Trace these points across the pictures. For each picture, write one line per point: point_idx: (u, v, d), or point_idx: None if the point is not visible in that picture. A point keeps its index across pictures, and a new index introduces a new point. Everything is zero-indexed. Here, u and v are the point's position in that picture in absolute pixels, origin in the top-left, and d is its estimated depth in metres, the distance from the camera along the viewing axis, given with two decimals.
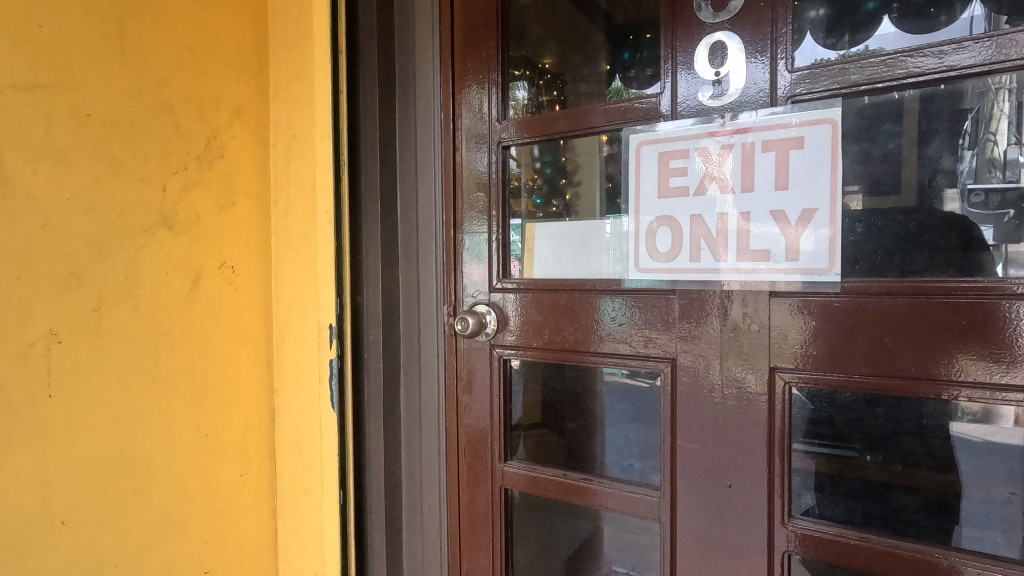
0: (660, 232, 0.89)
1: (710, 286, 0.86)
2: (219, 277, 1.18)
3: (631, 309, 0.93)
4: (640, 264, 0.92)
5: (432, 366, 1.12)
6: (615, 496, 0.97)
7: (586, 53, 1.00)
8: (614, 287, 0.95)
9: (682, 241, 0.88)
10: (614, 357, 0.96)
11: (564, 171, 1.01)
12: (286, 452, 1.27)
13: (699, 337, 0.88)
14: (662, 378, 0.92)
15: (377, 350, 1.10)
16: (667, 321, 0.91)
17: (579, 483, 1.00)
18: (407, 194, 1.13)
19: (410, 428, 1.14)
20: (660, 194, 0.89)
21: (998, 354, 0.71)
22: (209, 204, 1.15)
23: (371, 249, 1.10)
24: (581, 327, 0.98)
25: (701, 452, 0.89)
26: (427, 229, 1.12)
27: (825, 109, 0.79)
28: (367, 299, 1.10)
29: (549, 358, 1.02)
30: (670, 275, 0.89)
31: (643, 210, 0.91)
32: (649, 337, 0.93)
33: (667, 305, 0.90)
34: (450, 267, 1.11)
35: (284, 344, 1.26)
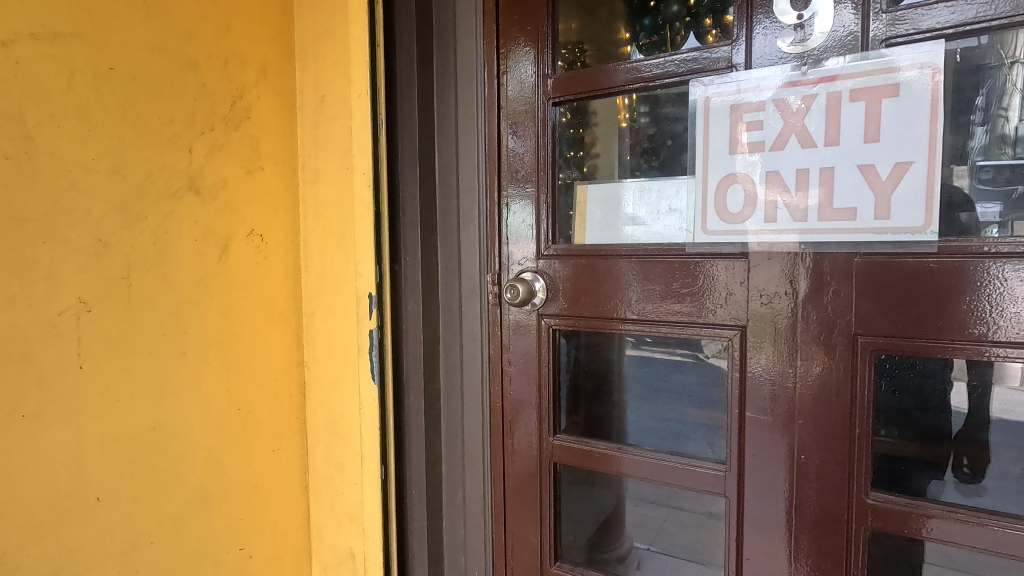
0: (731, 191, 0.84)
1: (791, 248, 0.81)
2: (249, 246, 1.12)
3: (661, 276, 0.91)
4: (707, 226, 0.86)
5: (475, 337, 1.08)
6: (644, 464, 0.95)
7: (605, 18, 0.96)
8: (678, 251, 0.89)
9: (756, 200, 0.82)
10: (641, 324, 0.93)
11: (626, 129, 0.95)
12: (320, 427, 1.23)
13: (759, 302, 0.84)
14: (732, 347, 0.87)
15: (417, 320, 1.06)
16: (718, 286, 0.86)
17: (605, 453, 0.98)
18: (447, 157, 1.07)
19: (453, 401, 1.10)
20: (732, 150, 0.84)
21: (1000, 309, 0.71)
22: (237, 169, 1.10)
23: (411, 214, 1.06)
24: (630, 296, 0.94)
25: (776, 424, 0.84)
26: (468, 193, 1.07)
27: (891, 57, 0.73)
28: (407, 267, 1.06)
29: (583, 327, 0.99)
30: (741, 238, 0.84)
31: (710, 169, 0.85)
32: (671, 312, 0.90)
33: (739, 270, 0.85)
34: (495, 233, 1.05)
35: (315, 316, 1.22)
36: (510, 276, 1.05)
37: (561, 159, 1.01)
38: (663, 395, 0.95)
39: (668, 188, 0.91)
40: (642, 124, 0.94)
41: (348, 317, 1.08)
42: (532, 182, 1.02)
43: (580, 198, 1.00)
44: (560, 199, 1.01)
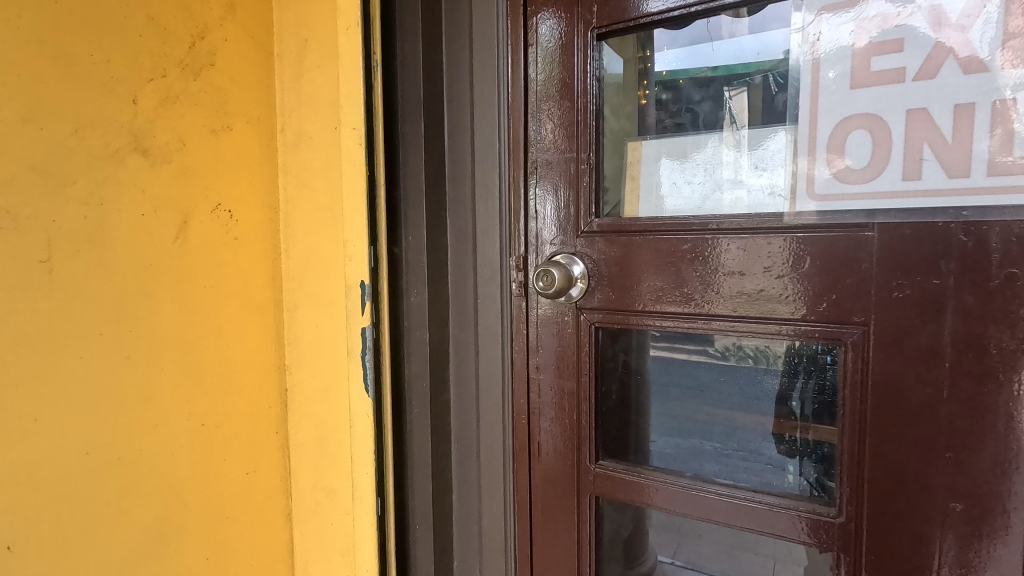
0: (853, 139, 0.63)
1: (946, 214, 0.59)
2: (215, 224, 0.91)
3: (709, 259, 0.71)
4: (816, 189, 0.65)
5: (494, 336, 0.85)
6: (668, 492, 0.76)
7: None
8: (773, 224, 0.67)
9: (891, 149, 0.61)
10: (689, 321, 0.73)
11: (712, 68, 0.73)
12: (305, 443, 1.03)
13: (865, 294, 0.63)
14: (845, 353, 0.65)
15: (422, 315, 0.86)
16: (799, 273, 0.66)
17: (620, 477, 0.79)
18: (460, 110, 0.85)
19: (466, 418, 0.88)
20: (855, 83, 0.62)
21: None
22: (199, 128, 0.88)
23: (414, 182, 0.85)
24: (685, 284, 0.73)
25: (914, 454, 0.62)
26: (486, 155, 0.83)
27: None
28: (409, 249, 0.85)
29: (620, 323, 0.78)
30: (868, 202, 0.63)
31: (819, 111, 0.64)
32: (656, 299, 0.75)
33: (863, 248, 0.63)
34: (520, 206, 0.83)
35: (298, 310, 1.01)
36: (540, 259, 0.82)
37: (607, 110, 0.79)
38: (689, 405, 0.77)
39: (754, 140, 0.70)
40: (725, 59, 0.72)
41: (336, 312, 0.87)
42: (568, 138, 0.79)
43: (633, 159, 0.78)
44: (599, 162, 0.78)
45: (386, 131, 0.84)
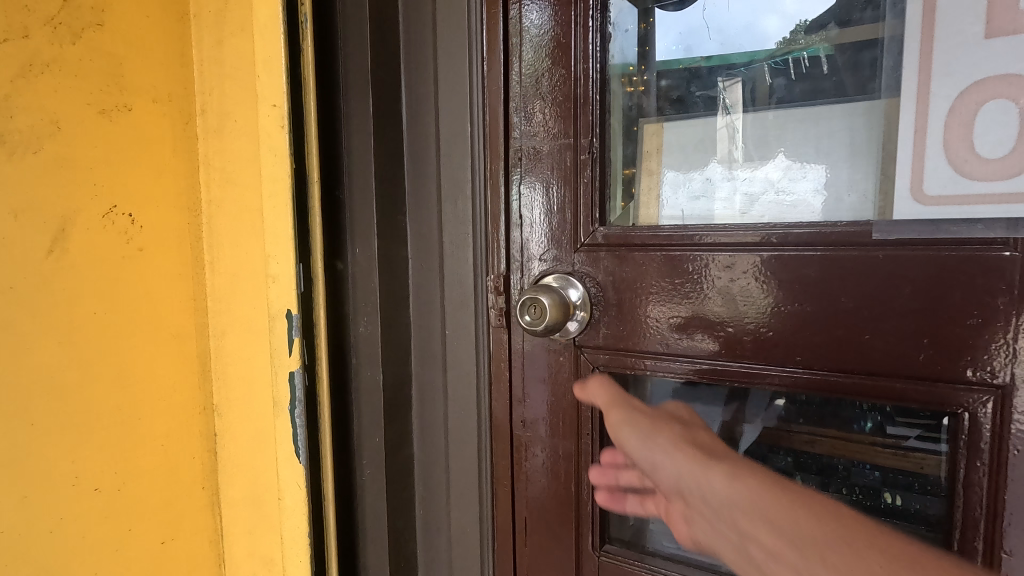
0: (982, 116, 0.44)
1: None
2: (109, 232, 0.71)
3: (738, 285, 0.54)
4: (925, 188, 0.46)
5: (467, 377, 0.65)
6: None
7: None
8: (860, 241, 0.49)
9: None
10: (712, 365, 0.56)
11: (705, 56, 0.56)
12: (238, 502, 0.83)
13: (985, 339, 0.45)
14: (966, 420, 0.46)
15: (375, 351, 0.66)
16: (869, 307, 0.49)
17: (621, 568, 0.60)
18: (422, 85, 0.65)
19: (435, 483, 0.68)
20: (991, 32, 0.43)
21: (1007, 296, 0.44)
22: (81, 107, 0.68)
23: (361, 177, 0.64)
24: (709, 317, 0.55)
25: None
26: (456, 143, 0.63)
27: None
28: (356, 266, 0.66)
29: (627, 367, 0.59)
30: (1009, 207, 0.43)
31: (932, 73, 0.46)
32: (679, 341, 0.57)
33: (997, 277, 0.44)
34: (501, 209, 0.63)
35: (225, 339, 0.81)
36: (525, 280, 0.63)
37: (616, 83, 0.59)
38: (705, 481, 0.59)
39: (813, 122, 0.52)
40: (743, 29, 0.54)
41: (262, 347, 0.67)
42: (565, 119, 0.59)
43: (650, 149, 0.59)
44: (603, 151, 0.59)
45: (322, 107, 0.63)
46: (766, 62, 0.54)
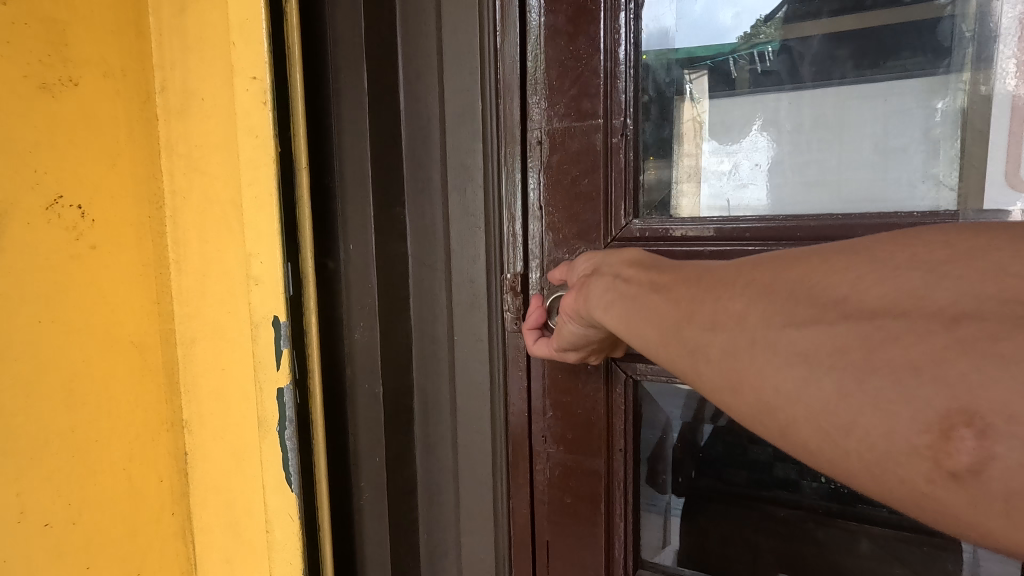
0: None
1: None
2: (54, 227, 0.61)
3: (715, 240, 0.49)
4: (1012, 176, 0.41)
5: (480, 392, 0.58)
6: None
7: None
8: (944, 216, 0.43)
9: None
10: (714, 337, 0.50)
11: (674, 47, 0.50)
12: (214, 529, 0.74)
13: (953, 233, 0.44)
14: None
15: (372, 361, 0.59)
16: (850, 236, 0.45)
17: None
18: (423, 58, 0.57)
19: (443, 505, 0.62)
20: None
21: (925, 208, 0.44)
22: (17, 80, 0.58)
23: (354, 164, 0.57)
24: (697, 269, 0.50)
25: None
26: (463, 124, 0.56)
27: None
28: (349, 264, 0.58)
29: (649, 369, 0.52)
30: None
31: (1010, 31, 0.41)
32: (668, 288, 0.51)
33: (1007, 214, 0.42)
34: (518, 199, 0.55)
35: (195, 347, 0.72)
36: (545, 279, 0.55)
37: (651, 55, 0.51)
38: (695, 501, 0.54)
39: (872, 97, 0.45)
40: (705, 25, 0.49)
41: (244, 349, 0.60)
42: (595, 94, 0.52)
43: (693, 130, 0.50)
44: (637, 133, 0.51)
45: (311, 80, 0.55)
46: (729, 58, 0.49)
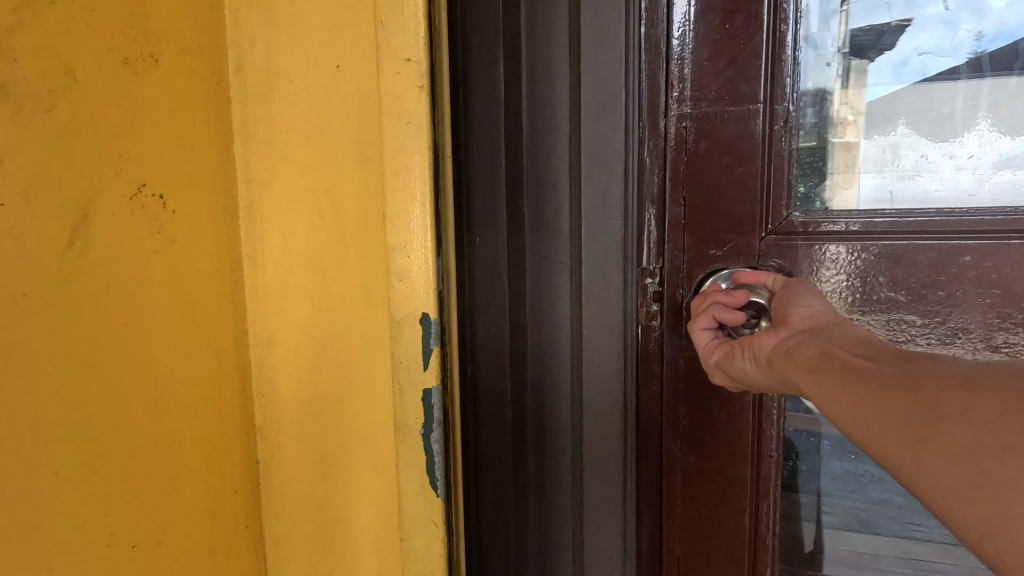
0: None
1: None
2: (138, 219, 0.55)
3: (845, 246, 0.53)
4: None
5: (610, 389, 0.58)
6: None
7: None
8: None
9: None
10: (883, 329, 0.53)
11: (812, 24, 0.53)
12: (295, 541, 0.69)
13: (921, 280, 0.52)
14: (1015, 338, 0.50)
15: (498, 360, 0.58)
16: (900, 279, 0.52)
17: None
18: (552, 45, 0.54)
19: (559, 506, 0.60)
20: None
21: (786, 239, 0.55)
22: (101, 54, 0.52)
23: (485, 154, 0.55)
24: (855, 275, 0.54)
25: None
26: (603, 115, 0.54)
27: None
28: (474, 258, 0.56)
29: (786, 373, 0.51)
30: None
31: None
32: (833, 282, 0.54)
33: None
34: (657, 191, 0.57)
35: (274, 348, 0.67)
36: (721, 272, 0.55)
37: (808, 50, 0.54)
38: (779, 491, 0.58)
39: (987, 91, 0.50)
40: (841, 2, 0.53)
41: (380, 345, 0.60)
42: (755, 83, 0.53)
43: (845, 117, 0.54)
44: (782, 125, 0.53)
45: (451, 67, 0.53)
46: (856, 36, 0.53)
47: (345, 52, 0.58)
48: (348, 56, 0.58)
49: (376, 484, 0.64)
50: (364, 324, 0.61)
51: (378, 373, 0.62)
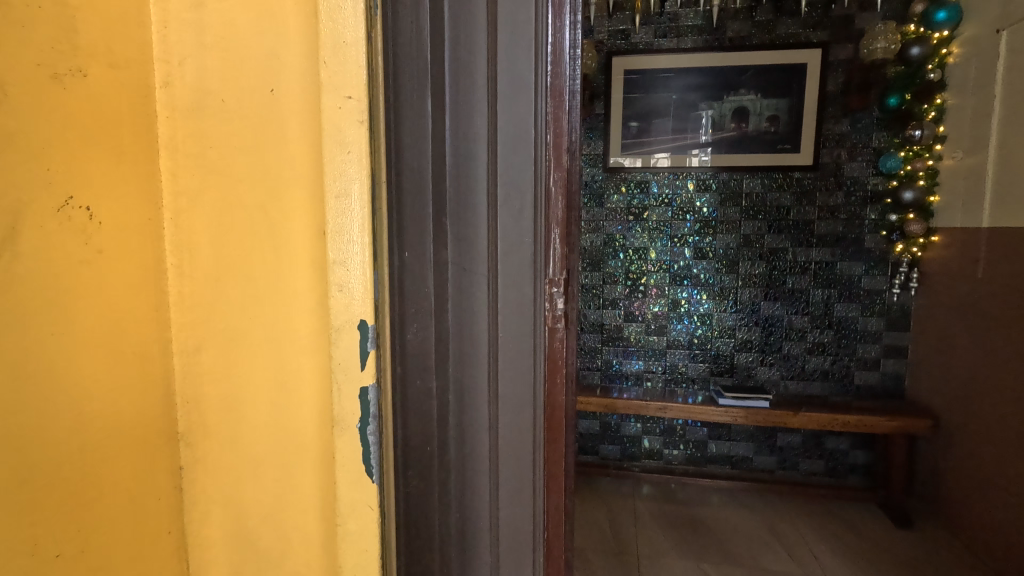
0: None
1: None
2: (65, 230, 0.59)
3: None
4: None
5: (523, 381, 0.66)
6: None
7: None
8: None
9: None
10: None
11: None
12: (218, 541, 0.71)
13: None
14: None
15: (424, 360, 0.65)
16: None
17: None
18: (471, 87, 0.61)
19: (477, 486, 0.67)
20: None
21: None
22: (31, 68, 0.55)
23: (413, 179, 0.62)
24: None
25: None
26: (517, 148, 0.62)
27: None
28: (404, 270, 0.63)
29: None
30: None
31: None
32: None
33: None
34: (561, 215, 0.66)
35: (201, 355, 0.69)
36: None
37: None
38: None
39: None
40: None
41: (318, 348, 0.65)
42: None
43: None
44: None
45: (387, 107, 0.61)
46: None
47: (280, 77, 0.62)
48: (282, 81, 0.62)
49: (314, 483, 0.67)
50: (302, 332, 0.65)
51: (317, 378, 0.66)
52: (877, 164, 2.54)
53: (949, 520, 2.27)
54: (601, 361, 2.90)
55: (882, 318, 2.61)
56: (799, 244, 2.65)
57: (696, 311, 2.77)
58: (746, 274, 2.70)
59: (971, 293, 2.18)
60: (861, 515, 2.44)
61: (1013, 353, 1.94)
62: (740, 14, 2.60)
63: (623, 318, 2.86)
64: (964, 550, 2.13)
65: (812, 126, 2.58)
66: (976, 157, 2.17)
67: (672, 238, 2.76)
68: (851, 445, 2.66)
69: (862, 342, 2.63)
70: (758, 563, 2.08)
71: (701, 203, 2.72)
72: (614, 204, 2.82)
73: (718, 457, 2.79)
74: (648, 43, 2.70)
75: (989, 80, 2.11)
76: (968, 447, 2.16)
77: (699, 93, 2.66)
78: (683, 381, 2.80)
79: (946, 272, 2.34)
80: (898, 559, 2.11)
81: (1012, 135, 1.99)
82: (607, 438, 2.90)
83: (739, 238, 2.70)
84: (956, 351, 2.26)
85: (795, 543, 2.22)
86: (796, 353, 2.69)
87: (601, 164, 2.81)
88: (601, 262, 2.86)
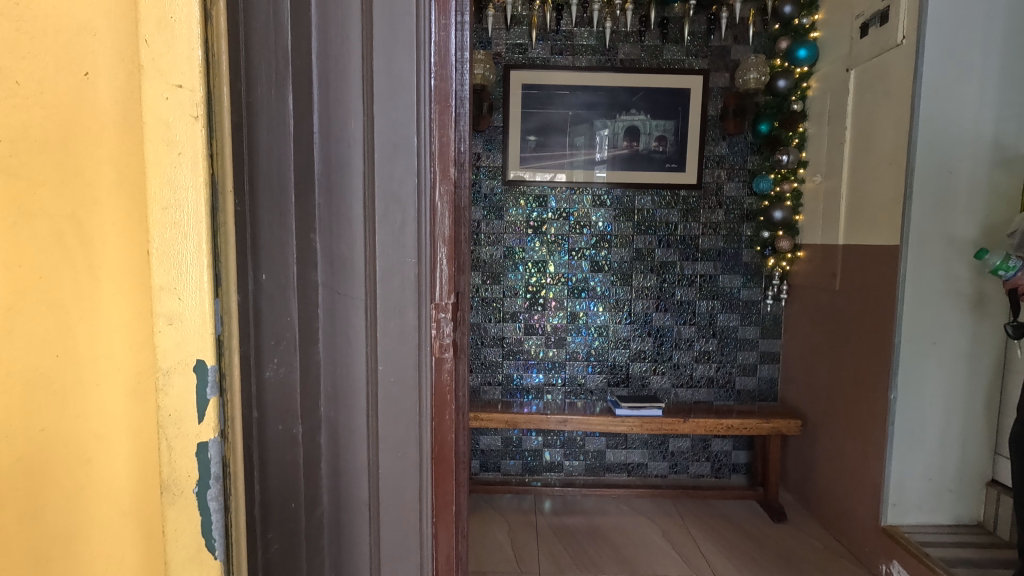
0: None
1: None
2: None
3: None
4: None
5: (409, 421, 0.58)
6: None
7: None
8: None
9: None
10: None
11: None
12: None
13: None
14: None
15: (288, 402, 0.55)
16: None
17: None
18: (343, 85, 0.54)
19: (354, 540, 0.59)
20: None
21: None
22: None
23: (273, 190, 0.53)
24: None
25: None
26: (397, 157, 0.55)
27: None
28: (260, 295, 0.53)
29: None
30: None
31: None
32: None
33: None
34: (448, 233, 0.60)
35: None
36: None
37: None
38: None
39: None
40: None
41: (145, 397, 0.55)
42: None
43: None
44: None
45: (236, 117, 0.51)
46: None
47: (96, 59, 0.50)
48: (101, 65, 0.51)
49: (138, 551, 0.57)
50: (125, 370, 0.54)
51: (142, 425, 0.55)
52: (751, 185, 2.75)
53: (818, 513, 2.47)
54: (502, 375, 2.87)
55: (757, 326, 2.83)
56: (686, 258, 2.80)
57: (593, 323, 2.83)
58: (638, 286, 2.81)
59: (832, 302, 2.40)
60: (745, 514, 2.59)
61: (866, 358, 2.16)
62: (630, 37, 2.72)
63: (523, 331, 2.85)
64: (831, 539, 2.33)
65: (695, 147, 2.75)
66: (831, 181, 2.41)
67: (570, 251, 2.81)
68: (733, 446, 2.85)
69: (741, 349, 2.83)
70: (652, 569, 2.13)
71: (597, 217, 2.79)
72: (514, 217, 2.80)
73: (615, 465, 2.86)
74: (545, 59, 2.74)
75: (841, 112, 2.34)
76: (830, 443, 2.37)
77: (594, 110, 2.74)
78: (582, 392, 2.84)
79: (809, 284, 2.58)
80: (776, 552, 2.25)
81: (860, 162, 2.23)
82: (509, 453, 2.87)
83: (631, 251, 2.80)
84: (820, 357, 2.48)
85: (686, 546, 2.31)
86: (684, 361, 2.84)
87: (500, 177, 2.79)
88: (501, 275, 2.83)
